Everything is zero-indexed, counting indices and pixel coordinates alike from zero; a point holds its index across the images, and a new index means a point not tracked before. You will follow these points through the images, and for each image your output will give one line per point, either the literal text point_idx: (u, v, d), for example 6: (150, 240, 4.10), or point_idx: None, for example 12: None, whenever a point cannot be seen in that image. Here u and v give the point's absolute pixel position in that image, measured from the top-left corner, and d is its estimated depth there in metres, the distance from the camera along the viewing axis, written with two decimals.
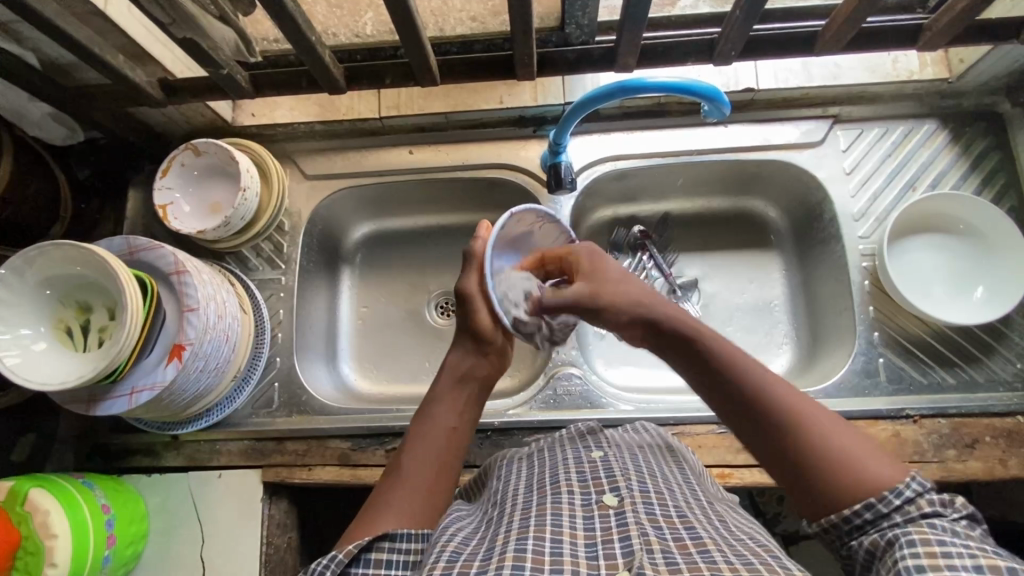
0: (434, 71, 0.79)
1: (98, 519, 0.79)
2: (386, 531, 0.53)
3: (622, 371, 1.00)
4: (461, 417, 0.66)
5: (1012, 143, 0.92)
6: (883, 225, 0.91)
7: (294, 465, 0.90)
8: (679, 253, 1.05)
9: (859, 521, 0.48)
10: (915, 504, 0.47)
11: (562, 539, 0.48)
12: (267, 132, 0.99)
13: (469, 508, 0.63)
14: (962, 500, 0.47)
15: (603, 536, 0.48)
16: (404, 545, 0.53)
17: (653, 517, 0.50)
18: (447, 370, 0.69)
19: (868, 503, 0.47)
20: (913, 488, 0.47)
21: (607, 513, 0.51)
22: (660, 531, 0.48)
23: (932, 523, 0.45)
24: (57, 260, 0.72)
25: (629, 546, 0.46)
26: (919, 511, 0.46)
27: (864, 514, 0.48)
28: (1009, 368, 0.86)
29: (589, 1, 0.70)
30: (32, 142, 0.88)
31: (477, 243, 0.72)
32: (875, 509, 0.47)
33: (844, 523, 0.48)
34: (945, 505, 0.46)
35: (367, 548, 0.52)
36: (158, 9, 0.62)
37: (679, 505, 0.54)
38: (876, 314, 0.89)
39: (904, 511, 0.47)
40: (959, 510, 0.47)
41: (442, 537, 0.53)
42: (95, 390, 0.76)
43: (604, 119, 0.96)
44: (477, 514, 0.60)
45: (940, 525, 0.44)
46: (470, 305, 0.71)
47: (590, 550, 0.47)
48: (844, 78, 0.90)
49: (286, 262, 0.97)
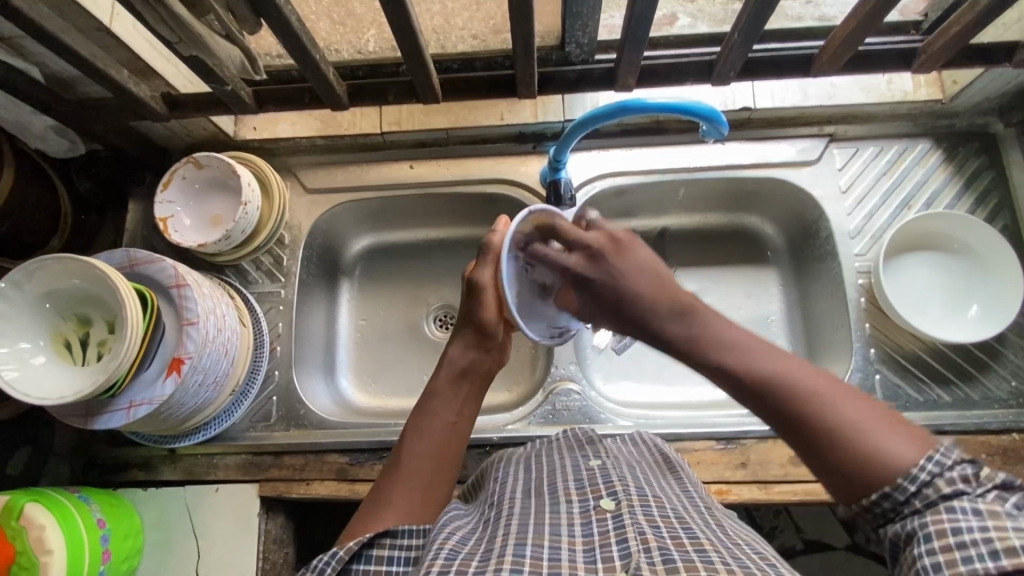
0: (437, 89, 0.80)
1: (93, 534, 0.79)
2: (388, 528, 0.53)
3: (620, 385, 1.00)
4: (462, 412, 0.66)
5: (1004, 163, 0.93)
6: (879, 242, 0.92)
7: (293, 479, 0.89)
8: (676, 268, 1.05)
9: (883, 509, 0.46)
10: (935, 485, 0.44)
11: (560, 547, 0.48)
12: (268, 146, 1.00)
13: (467, 507, 0.63)
14: (988, 473, 0.44)
15: (601, 540, 0.48)
16: (405, 542, 0.53)
17: (651, 517, 0.51)
18: (448, 361, 0.69)
19: (885, 492, 0.45)
20: (932, 468, 0.45)
21: (604, 517, 0.51)
22: (658, 529, 0.49)
23: (952, 509, 0.43)
24: (57, 272, 0.73)
25: (626, 549, 0.46)
26: (938, 494, 0.44)
27: (882, 503, 0.46)
28: (1004, 386, 0.87)
29: (588, 22, 0.72)
30: (34, 154, 0.88)
31: (495, 235, 0.72)
32: (893, 498, 0.45)
33: (869, 511, 0.47)
34: (968, 482, 0.44)
35: (369, 544, 0.52)
36: (164, 27, 0.62)
37: (676, 508, 0.54)
38: (872, 330, 0.90)
39: (924, 495, 0.44)
40: (987, 483, 0.44)
41: (439, 534, 0.52)
42: (92, 404, 0.75)
43: (603, 136, 0.97)
44: (474, 514, 0.59)
45: (959, 509, 0.43)
46: (479, 299, 0.70)
47: (587, 556, 0.46)
48: (839, 98, 0.92)
49: (286, 275, 0.97)
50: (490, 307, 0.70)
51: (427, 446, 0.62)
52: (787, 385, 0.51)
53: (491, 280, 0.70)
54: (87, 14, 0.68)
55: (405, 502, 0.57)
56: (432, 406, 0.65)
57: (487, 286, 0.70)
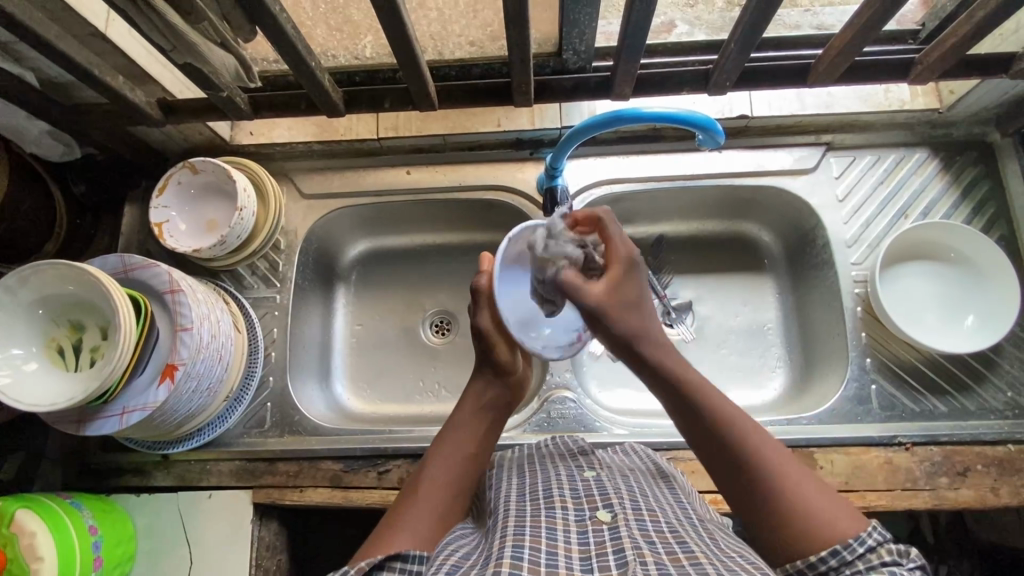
0: (433, 96, 0.80)
1: (85, 540, 0.78)
2: (399, 551, 0.51)
3: (616, 393, 1.00)
4: (480, 446, 0.65)
5: (1001, 173, 0.93)
6: (876, 251, 0.92)
7: (286, 486, 0.89)
8: (673, 275, 1.05)
9: (825, 568, 0.49)
10: (876, 553, 0.48)
11: (556, 552, 0.48)
12: (265, 150, 1.00)
13: (474, 527, 0.63)
14: (918, 552, 0.48)
15: (597, 550, 0.48)
16: (415, 567, 0.51)
17: (646, 532, 0.50)
18: (472, 395, 0.69)
19: (834, 551, 0.49)
20: (874, 538, 0.49)
21: (600, 527, 0.51)
22: (652, 545, 0.48)
23: (894, 570, 0.46)
24: (50, 279, 0.72)
25: (623, 558, 0.46)
26: (880, 559, 0.48)
27: (829, 560, 0.49)
28: (1000, 397, 0.87)
29: (585, 30, 0.71)
30: (30, 159, 0.88)
31: (483, 278, 0.72)
32: (841, 556, 0.48)
33: (810, 569, 0.49)
34: (905, 555, 0.48)
35: (379, 566, 0.50)
36: (159, 35, 0.62)
37: (670, 521, 0.54)
38: (869, 340, 0.90)
39: (867, 558, 0.48)
40: (916, 563, 0.48)
41: (442, 552, 0.53)
42: (84, 410, 0.75)
43: (600, 143, 0.97)
44: (477, 533, 0.59)
45: (900, 572, 0.46)
46: (483, 341, 0.69)
47: (585, 564, 0.47)
48: (836, 107, 0.91)
49: (282, 280, 0.97)
50: (501, 347, 0.70)
51: (443, 478, 0.61)
52: (743, 439, 0.55)
53: (492, 323, 0.70)
54: (82, 21, 0.68)
55: (419, 528, 0.55)
56: (452, 438, 0.65)
57: (490, 329, 0.69)
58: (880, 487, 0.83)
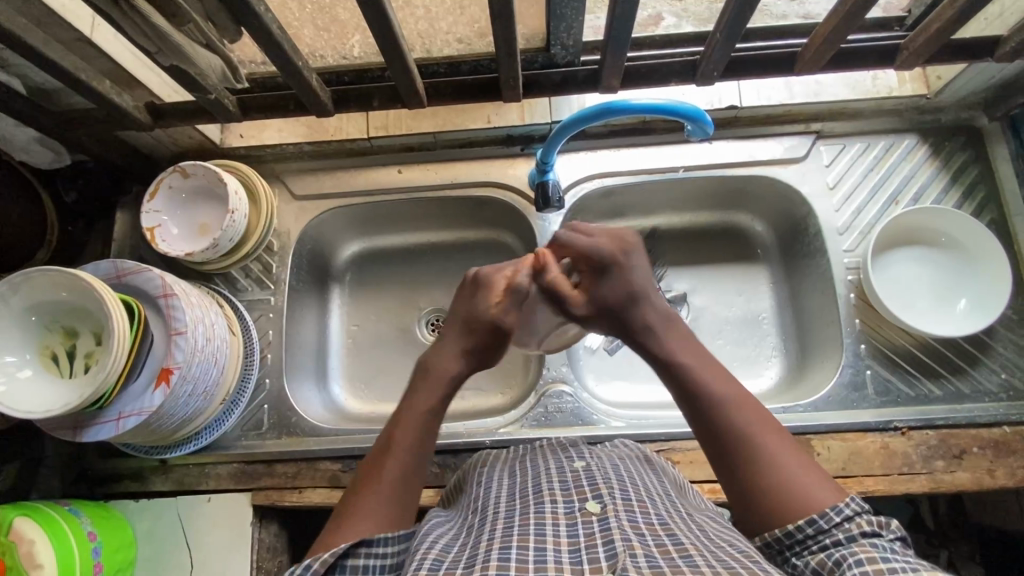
0: (421, 93, 0.80)
1: (85, 547, 0.78)
2: (363, 537, 0.53)
3: (612, 385, 1.00)
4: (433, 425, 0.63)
5: (990, 156, 0.94)
6: (867, 238, 0.92)
7: (285, 487, 0.89)
8: (667, 268, 1.05)
9: (801, 536, 0.52)
10: (854, 522, 0.51)
11: (545, 548, 0.47)
12: (256, 153, 1.00)
13: (448, 513, 0.63)
14: (896, 524, 0.51)
15: (587, 542, 0.48)
16: (381, 551, 0.53)
17: (635, 524, 0.50)
18: (427, 373, 0.66)
19: (811, 519, 0.52)
20: (852, 508, 0.51)
21: (589, 519, 0.51)
22: (642, 538, 0.48)
23: (874, 542, 0.48)
24: (42, 285, 0.72)
25: (612, 549, 0.46)
26: (859, 529, 0.50)
27: (806, 528, 0.52)
28: (994, 379, 0.87)
29: (572, 23, 0.71)
30: (19, 167, 0.88)
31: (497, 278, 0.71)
32: (818, 525, 0.51)
33: (786, 537, 0.53)
34: (882, 526, 0.51)
35: (344, 554, 0.52)
36: (144, 37, 0.63)
37: (660, 513, 0.53)
38: (862, 327, 0.90)
39: (844, 527, 0.50)
40: (893, 533, 0.51)
41: (423, 543, 0.53)
42: (81, 417, 0.75)
43: (591, 137, 0.97)
44: (456, 521, 0.59)
45: (879, 544, 0.48)
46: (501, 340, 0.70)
47: (574, 556, 0.47)
48: (824, 95, 0.92)
49: (275, 282, 0.97)
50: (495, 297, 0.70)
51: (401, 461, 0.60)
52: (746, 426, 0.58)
53: (503, 281, 0.72)
54: (68, 27, 0.68)
55: (376, 512, 0.56)
56: (409, 416, 0.63)
57: (499, 281, 0.71)
58: (876, 472, 0.83)
